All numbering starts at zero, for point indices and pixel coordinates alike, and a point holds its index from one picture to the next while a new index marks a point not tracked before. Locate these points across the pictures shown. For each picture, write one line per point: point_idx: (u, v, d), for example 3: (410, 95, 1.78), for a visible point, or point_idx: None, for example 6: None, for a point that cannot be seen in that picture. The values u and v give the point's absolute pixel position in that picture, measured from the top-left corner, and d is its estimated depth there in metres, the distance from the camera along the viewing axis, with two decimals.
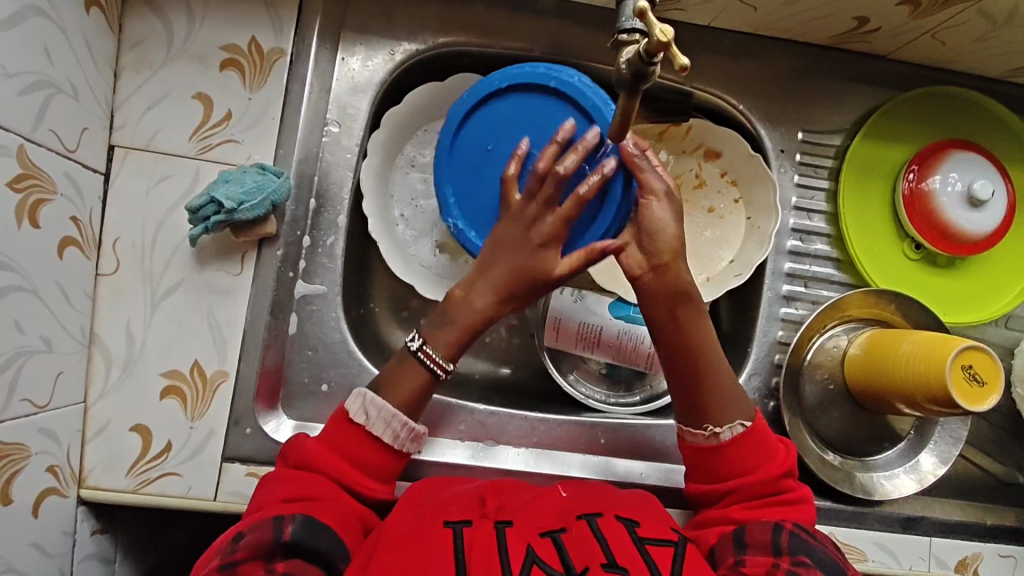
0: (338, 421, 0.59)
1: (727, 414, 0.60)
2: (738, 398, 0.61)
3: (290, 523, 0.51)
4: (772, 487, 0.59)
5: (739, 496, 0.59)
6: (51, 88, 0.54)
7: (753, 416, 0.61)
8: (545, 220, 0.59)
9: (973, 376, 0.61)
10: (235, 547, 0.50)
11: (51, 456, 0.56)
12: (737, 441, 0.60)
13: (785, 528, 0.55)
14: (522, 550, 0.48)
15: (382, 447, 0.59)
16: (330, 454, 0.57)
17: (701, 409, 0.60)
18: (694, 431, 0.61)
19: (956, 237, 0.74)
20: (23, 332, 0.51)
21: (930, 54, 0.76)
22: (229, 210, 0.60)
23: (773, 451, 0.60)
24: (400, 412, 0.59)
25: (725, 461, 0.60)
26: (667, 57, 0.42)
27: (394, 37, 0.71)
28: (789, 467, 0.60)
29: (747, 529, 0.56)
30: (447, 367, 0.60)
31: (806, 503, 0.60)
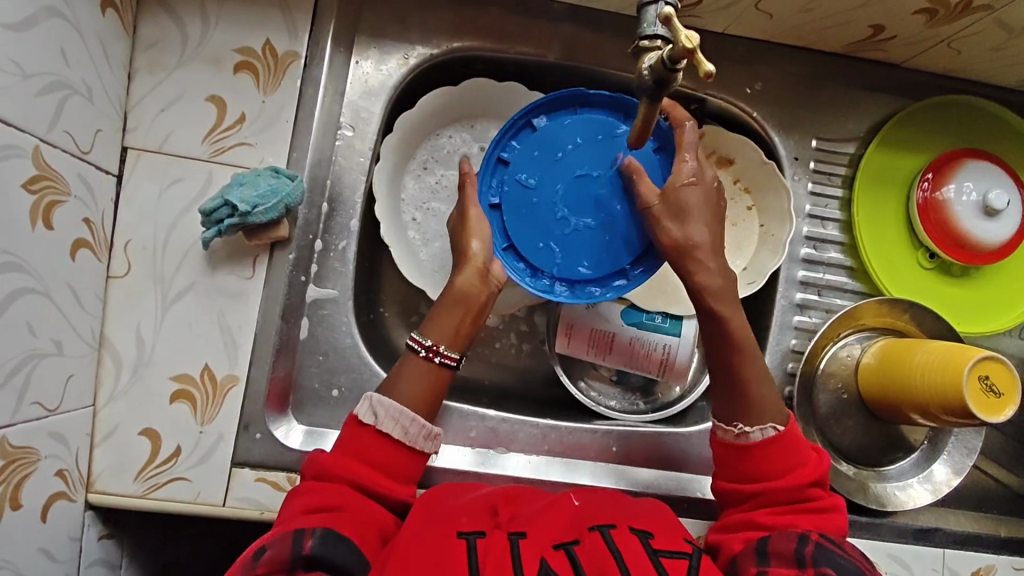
0: (349, 426, 0.59)
1: (757, 416, 0.60)
2: (773, 400, 0.61)
3: (311, 537, 0.50)
4: (799, 494, 0.58)
5: (764, 501, 0.59)
6: (66, 89, 0.53)
7: (788, 422, 0.61)
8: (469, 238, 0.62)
9: (989, 387, 0.61)
10: (257, 561, 0.48)
11: (60, 461, 0.56)
12: (770, 445, 0.59)
13: (809, 539, 0.53)
14: (536, 562, 0.47)
15: (395, 445, 0.58)
16: (351, 461, 0.57)
17: (736, 402, 0.61)
18: (726, 426, 0.61)
19: (970, 246, 0.73)
20: (34, 334, 0.51)
21: (944, 62, 0.75)
22: (243, 213, 0.60)
23: (802, 460, 0.59)
24: (406, 407, 0.59)
25: (753, 463, 0.60)
26: (690, 64, 0.42)
27: (408, 41, 0.70)
28: (819, 476, 0.59)
29: (769, 540, 0.55)
30: (427, 345, 0.61)
31: (835, 511, 0.59)
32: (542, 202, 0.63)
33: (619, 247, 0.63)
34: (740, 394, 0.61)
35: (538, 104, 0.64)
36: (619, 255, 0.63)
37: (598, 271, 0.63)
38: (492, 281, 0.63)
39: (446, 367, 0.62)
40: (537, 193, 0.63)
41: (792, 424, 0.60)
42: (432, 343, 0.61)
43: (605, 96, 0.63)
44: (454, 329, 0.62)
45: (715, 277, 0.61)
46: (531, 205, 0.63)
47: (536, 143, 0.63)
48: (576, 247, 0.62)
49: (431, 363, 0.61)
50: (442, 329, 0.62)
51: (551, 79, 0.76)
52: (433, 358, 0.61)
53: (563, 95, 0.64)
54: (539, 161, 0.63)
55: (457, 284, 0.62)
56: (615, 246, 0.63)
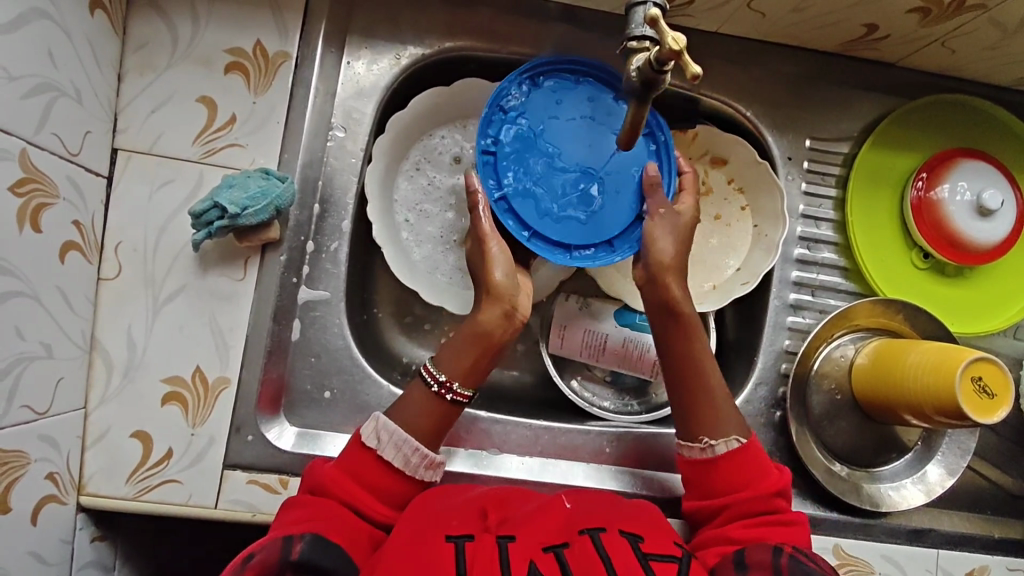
0: (352, 447, 0.59)
1: (721, 429, 0.61)
2: (735, 413, 0.62)
3: (300, 541, 0.50)
4: (765, 505, 0.58)
5: (732, 514, 0.58)
6: (54, 91, 0.53)
7: (749, 436, 0.61)
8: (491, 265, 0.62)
9: (983, 387, 0.61)
10: (245, 565, 0.48)
11: (51, 464, 0.55)
12: (732, 457, 0.60)
13: (782, 550, 0.52)
14: (524, 566, 0.47)
15: (399, 475, 0.58)
16: (346, 480, 0.57)
17: (703, 414, 0.61)
18: (689, 444, 0.62)
19: (964, 246, 0.73)
20: (23, 338, 0.51)
21: (939, 62, 0.75)
22: (233, 215, 0.60)
23: (766, 471, 0.60)
24: (413, 438, 0.59)
25: (718, 477, 0.60)
26: (678, 66, 0.42)
27: (399, 42, 0.70)
28: (783, 489, 0.59)
29: (746, 552, 0.53)
30: (441, 379, 0.60)
31: (800, 525, 0.58)
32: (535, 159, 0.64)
33: (595, 223, 0.64)
34: (704, 405, 0.61)
35: (549, 61, 0.65)
36: (598, 227, 0.64)
37: (575, 237, 0.64)
38: (517, 320, 0.62)
39: (456, 403, 0.61)
40: (532, 148, 0.64)
41: (753, 437, 0.61)
42: (445, 378, 0.60)
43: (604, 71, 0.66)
44: (467, 364, 0.61)
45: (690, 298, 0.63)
46: (524, 156, 0.64)
47: (536, 103, 0.65)
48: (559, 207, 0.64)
49: (442, 399, 0.60)
50: (457, 364, 0.61)
51: None
52: (444, 394, 0.60)
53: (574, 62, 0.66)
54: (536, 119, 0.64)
55: (480, 319, 0.61)
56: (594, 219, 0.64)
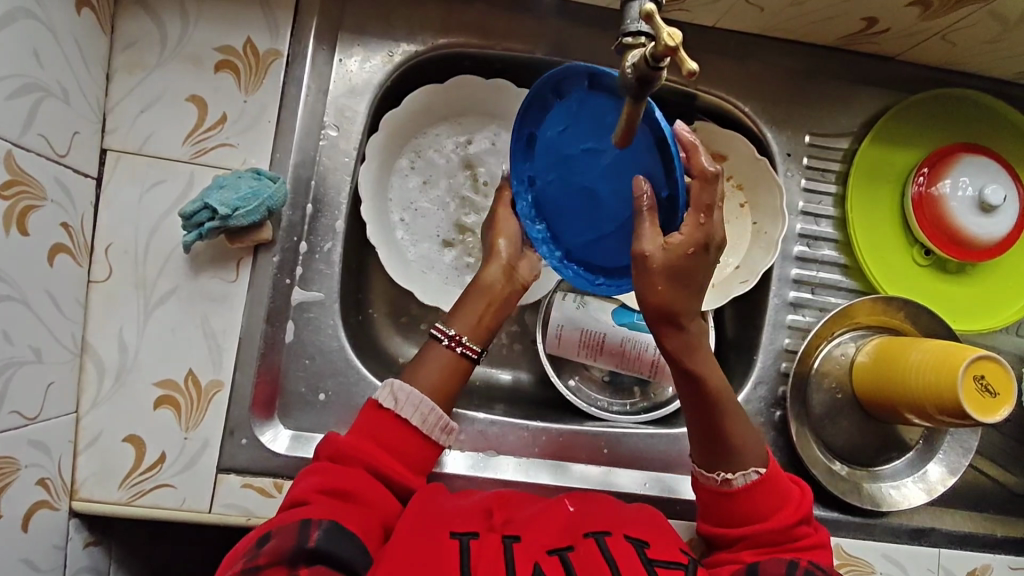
0: (368, 409, 0.59)
1: (739, 461, 0.59)
2: (756, 442, 0.60)
3: (317, 528, 0.49)
4: (786, 535, 0.57)
5: (750, 543, 0.58)
6: (41, 92, 0.52)
7: (767, 462, 0.60)
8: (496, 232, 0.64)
9: (985, 387, 0.60)
10: (258, 554, 0.47)
11: (42, 470, 0.55)
12: (751, 489, 0.59)
13: (798, 565, 0.53)
14: (529, 567, 0.47)
15: (412, 432, 0.58)
16: (365, 442, 0.57)
17: (723, 449, 0.59)
18: (706, 473, 0.60)
19: (965, 242, 0.72)
20: (11, 343, 0.50)
21: (940, 55, 0.74)
22: (224, 217, 0.59)
23: (787, 498, 0.59)
24: (428, 398, 0.59)
25: (738, 506, 0.59)
26: (674, 62, 0.40)
27: (392, 39, 0.69)
28: (806, 514, 0.59)
29: (761, 565, 0.54)
30: (451, 334, 0.62)
31: (824, 550, 0.58)
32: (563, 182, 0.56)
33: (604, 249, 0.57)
34: (721, 444, 0.59)
35: (548, 74, 0.52)
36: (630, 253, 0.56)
37: (609, 264, 0.57)
38: (516, 280, 0.65)
39: (467, 358, 0.62)
40: (559, 169, 0.56)
41: (772, 464, 0.60)
42: (455, 333, 0.62)
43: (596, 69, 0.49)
44: (475, 321, 0.63)
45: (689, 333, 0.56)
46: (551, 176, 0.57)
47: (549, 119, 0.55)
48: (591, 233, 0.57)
49: (453, 353, 0.61)
50: (466, 321, 0.62)
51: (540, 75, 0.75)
52: (455, 348, 0.61)
53: (572, 67, 0.50)
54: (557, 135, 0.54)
55: (483, 276, 0.64)
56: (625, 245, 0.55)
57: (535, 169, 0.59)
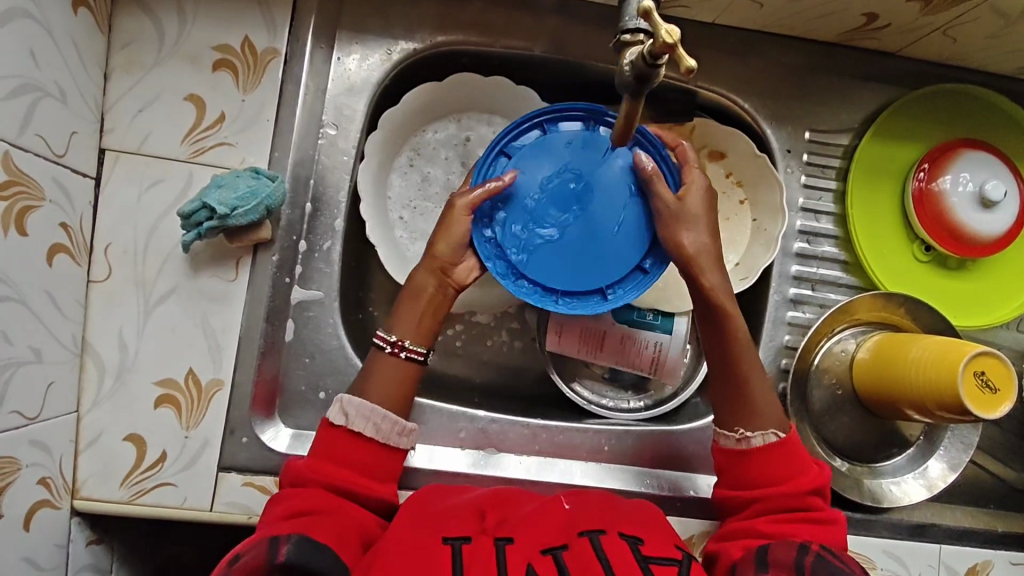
0: (322, 429, 0.58)
1: (760, 421, 0.60)
2: (775, 407, 0.61)
3: (286, 543, 0.49)
4: (798, 502, 0.57)
5: (762, 507, 0.58)
6: (38, 91, 0.52)
7: (788, 429, 0.60)
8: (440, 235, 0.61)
9: (986, 383, 0.60)
10: (231, 567, 0.47)
11: (43, 469, 0.55)
12: (768, 450, 0.59)
13: (809, 549, 0.52)
14: (522, 567, 0.47)
15: (365, 441, 0.58)
16: (324, 463, 0.56)
17: (740, 404, 0.60)
18: (725, 432, 0.61)
19: (966, 238, 0.72)
20: (10, 343, 0.50)
21: (941, 50, 0.74)
22: (222, 216, 0.59)
23: (803, 468, 0.59)
24: (378, 406, 0.58)
25: (753, 469, 0.59)
26: (672, 59, 0.40)
27: (391, 37, 0.69)
28: (821, 486, 0.59)
29: (769, 549, 0.53)
30: (392, 340, 0.60)
31: (836, 526, 0.58)
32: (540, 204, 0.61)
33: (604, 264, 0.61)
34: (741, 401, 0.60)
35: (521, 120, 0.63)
36: (622, 261, 0.61)
37: (614, 276, 0.61)
38: (450, 282, 0.62)
39: (413, 362, 0.60)
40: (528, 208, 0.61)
41: (792, 429, 0.60)
42: (397, 338, 0.60)
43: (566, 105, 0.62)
44: (417, 320, 0.61)
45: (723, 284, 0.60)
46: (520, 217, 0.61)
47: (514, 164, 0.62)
48: (562, 251, 0.61)
49: (398, 359, 0.60)
50: (408, 324, 0.61)
51: (539, 72, 0.75)
52: (399, 353, 0.60)
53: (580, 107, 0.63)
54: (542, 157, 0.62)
55: (414, 280, 0.62)
56: (598, 262, 0.61)
57: (503, 208, 0.61)
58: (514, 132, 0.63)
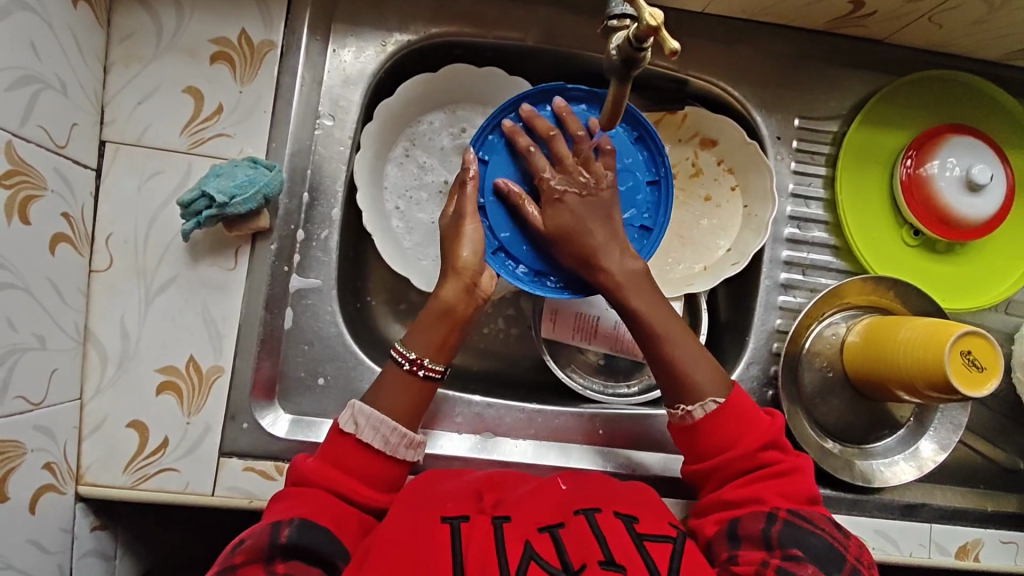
0: (332, 435, 0.58)
1: (697, 393, 0.60)
2: (711, 374, 0.61)
3: (287, 526, 0.52)
4: (753, 462, 0.58)
5: (723, 476, 0.59)
6: (39, 83, 0.53)
7: (730, 393, 0.60)
8: (461, 254, 0.61)
9: (971, 361, 0.61)
10: (236, 550, 0.51)
11: (48, 454, 0.56)
12: (712, 419, 0.59)
13: (776, 517, 0.55)
14: (520, 545, 0.48)
15: (377, 455, 0.58)
16: (328, 468, 0.57)
17: (677, 383, 0.61)
18: (671, 409, 0.61)
19: (953, 222, 0.73)
20: (15, 329, 0.51)
21: (927, 37, 0.75)
22: (221, 204, 0.60)
23: (752, 427, 0.59)
24: (390, 419, 0.58)
25: (703, 440, 0.60)
26: (656, 42, 0.42)
27: (385, 29, 0.70)
28: (774, 438, 0.59)
29: (739, 522, 0.56)
30: (410, 357, 0.60)
31: (800, 473, 0.59)
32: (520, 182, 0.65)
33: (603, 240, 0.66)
34: (679, 377, 0.61)
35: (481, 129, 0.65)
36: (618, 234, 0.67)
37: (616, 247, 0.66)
38: (479, 293, 0.62)
39: (430, 379, 0.61)
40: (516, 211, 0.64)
41: (733, 393, 0.60)
42: (416, 356, 0.60)
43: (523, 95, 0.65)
44: (436, 342, 0.61)
45: (625, 268, 0.62)
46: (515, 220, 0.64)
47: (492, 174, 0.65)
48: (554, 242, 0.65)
49: (415, 376, 0.60)
50: (426, 342, 0.61)
51: (532, 63, 0.76)
52: (416, 371, 0.60)
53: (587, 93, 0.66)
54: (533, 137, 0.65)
55: (443, 296, 0.61)
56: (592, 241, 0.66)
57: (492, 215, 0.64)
58: (484, 134, 0.65)
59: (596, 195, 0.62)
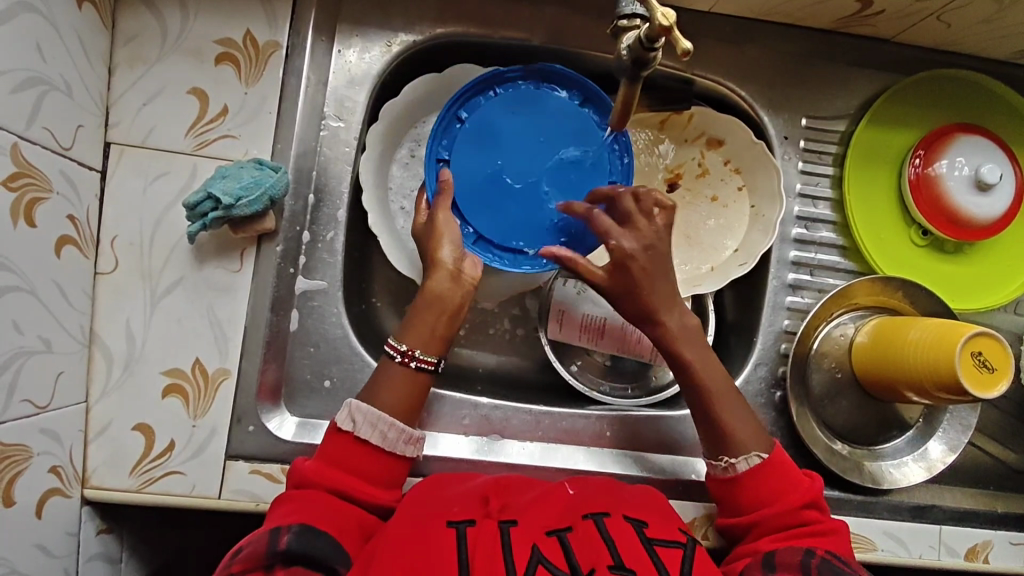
0: (328, 435, 0.58)
1: (742, 446, 0.61)
2: (755, 429, 0.62)
3: (287, 532, 0.51)
4: (793, 517, 0.58)
5: (763, 529, 0.58)
6: (44, 85, 0.53)
7: (771, 449, 0.61)
8: (443, 256, 0.61)
9: (982, 362, 0.61)
10: (234, 560, 0.49)
11: (53, 457, 0.56)
12: (755, 473, 0.60)
13: (814, 552, 0.53)
14: (527, 550, 0.47)
15: (374, 451, 0.58)
16: (327, 468, 0.57)
17: (720, 437, 0.62)
18: (713, 461, 0.62)
19: (963, 222, 0.73)
20: (21, 332, 0.51)
21: (935, 35, 0.74)
22: (227, 206, 0.60)
23: (795, 483, 0.60)
24: (385, 413, 0.58)
25: (743, 493, 0.60)
26: (669, 42, 0.42)
27: (391, 29, 0.70)
28: (813, 498, 0.59)
29: (776, 554, 0.54)
30: (403, 349, 0.60)
31: (836, 535, 0.58)
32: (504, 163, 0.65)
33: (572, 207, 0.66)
34: (720, 431, 0.62)
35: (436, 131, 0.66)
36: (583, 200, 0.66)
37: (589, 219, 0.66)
38: (466, 280, 0.62)
39: (422, 371, 0.61)
40: (495, 201, 0.65)
41: (775, 450, 0.61)
42: (407, 348, 0.60)
43: (468, 86, 0.65)
44: (427, 334, 0.61)
45: (682, 323, 0.62)
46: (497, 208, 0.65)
47: (460, 168, 0.65)
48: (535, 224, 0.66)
49: (408, 368, 0.60)
50: (418, 335, 0.61)
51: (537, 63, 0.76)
52: (408, 363, 0.60)
53: (529, 69, 0.66)
54: (494, 120, 0.66)
55: (432, 287, 0.61)
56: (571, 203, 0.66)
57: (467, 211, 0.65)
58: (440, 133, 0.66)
59: (659, 252, 0.60)
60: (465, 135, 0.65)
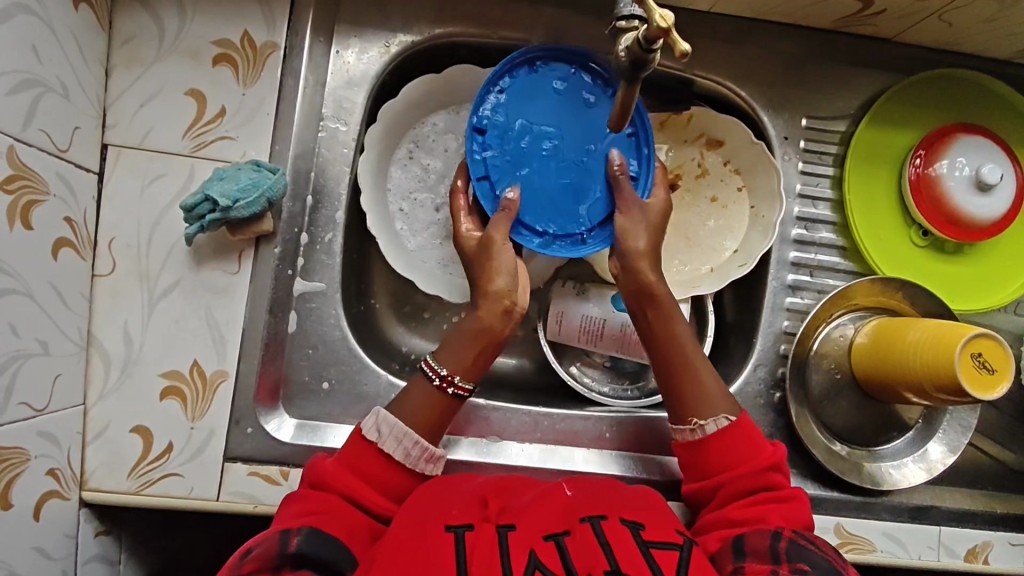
0: (351, 439, 0.59)
1: (710, 409, 0.61)
2: (723, 393, 0.63)
3: (297, 534, 0.50)
4: (757, 481, 0.58)
5: (727, 492, 0.59)
6: (40, 87, 0.53)
7: (739, 413, 0.62)
8: (495, 282, 0.62)
9: (982, 363, 0.60)
10: (244, 560, 0.48)
11: (51, 460, 0.56)
12: (721, 436, 0.60)
13: (781, 534, 0.52)
14: (525, 555, 0.47)
15: (397, 465, 0.58)
16: (345, 472, 0.57)
17: (691, 396, 0.62)
18: (681, 426, 0.62)
19: (963, 223, 0.72)
20: (18, 335, 0.51)
21: (936, 35, 0.74)
22: (225, 208, 0.60)
23: (756, 447, 0.60)
24: (412, 430, 0.59)
25: (710, 456, 0.61)
26: (666, 44, 0.42)
27: (389, 29, 0.69)
28: (776, 462, 0.60)
29: (745, 538, 0.53)
30: (441, 372, 0.61)
31: (799, 500, 0.58)
32: (549, 137, 0.64)
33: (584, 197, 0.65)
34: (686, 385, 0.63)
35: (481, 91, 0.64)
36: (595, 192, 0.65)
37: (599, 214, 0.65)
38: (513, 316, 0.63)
39: (459, 397, 0.62)
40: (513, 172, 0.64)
41: (743, 416, 0.62)
42: (446, 371, 0.61)
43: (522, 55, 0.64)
44: (468, 359, 0.62)
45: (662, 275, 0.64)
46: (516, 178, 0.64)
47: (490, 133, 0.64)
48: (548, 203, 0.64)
49: (445, 393, 0.61)
50: (458, 358, 0.62)
51: None
52: (445, 388, 0.61)
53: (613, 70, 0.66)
54: (550, 96, 0.65)
55: (479, 315, 0.62)
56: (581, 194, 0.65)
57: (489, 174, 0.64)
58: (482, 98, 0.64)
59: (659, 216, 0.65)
60: (507, 100, 0.64)
